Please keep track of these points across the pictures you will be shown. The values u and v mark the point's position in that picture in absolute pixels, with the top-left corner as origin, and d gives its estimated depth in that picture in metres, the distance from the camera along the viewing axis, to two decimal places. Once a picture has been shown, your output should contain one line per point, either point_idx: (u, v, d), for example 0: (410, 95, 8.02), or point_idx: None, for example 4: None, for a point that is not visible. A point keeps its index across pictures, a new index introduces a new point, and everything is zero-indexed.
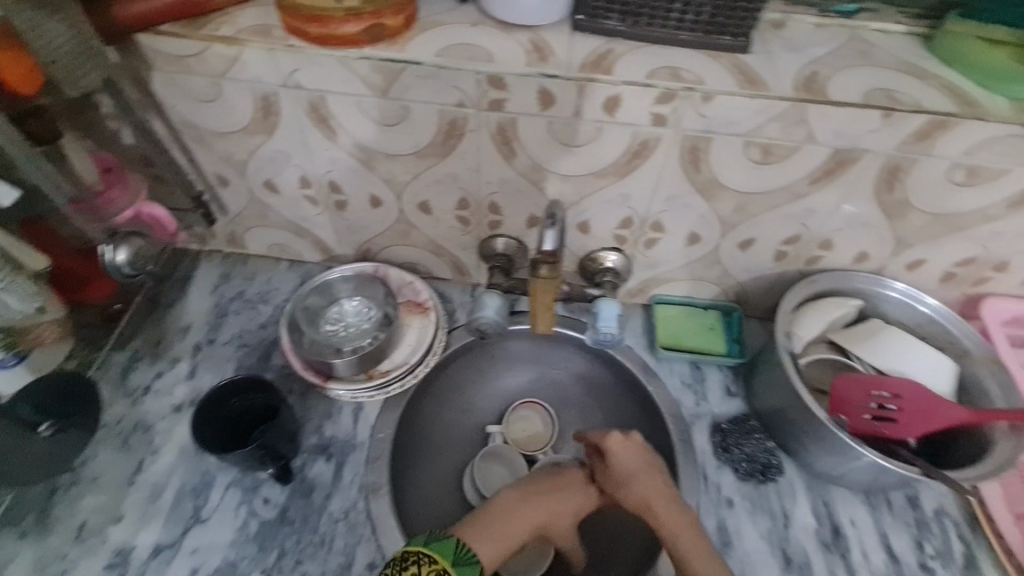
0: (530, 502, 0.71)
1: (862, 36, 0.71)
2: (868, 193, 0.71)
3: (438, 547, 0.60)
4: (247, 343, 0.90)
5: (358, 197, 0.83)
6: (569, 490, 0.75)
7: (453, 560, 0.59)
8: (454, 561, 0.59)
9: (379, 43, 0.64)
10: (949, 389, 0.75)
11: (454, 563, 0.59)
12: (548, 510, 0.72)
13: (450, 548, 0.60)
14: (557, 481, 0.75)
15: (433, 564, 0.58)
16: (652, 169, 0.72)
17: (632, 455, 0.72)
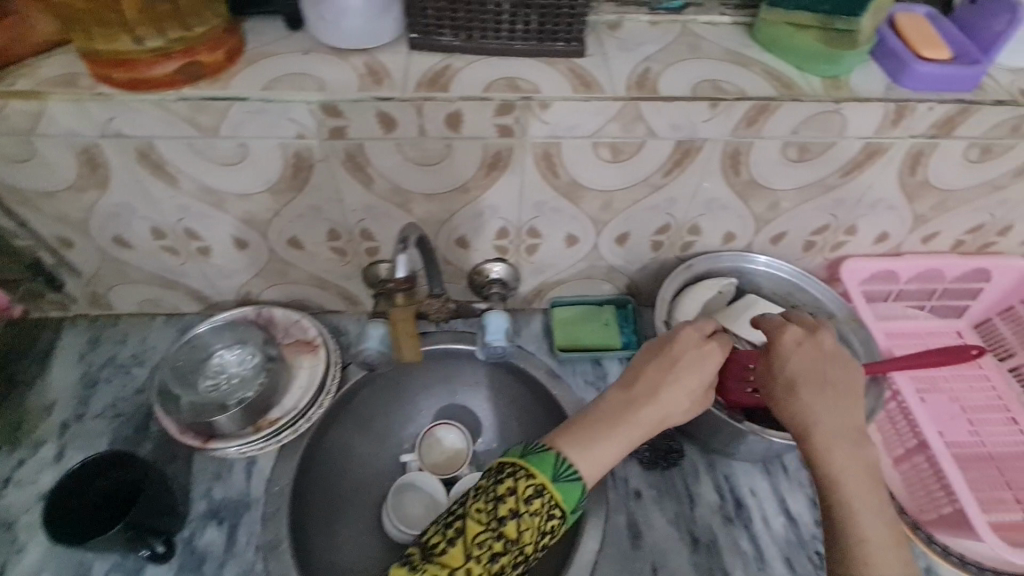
0: (627, 406, 0.66)
1: (692, 30, 0.74)
2: (718, 178, 0.74)
3: (536, 463, 0.62)
4: (122, 411, 0.83)
5: (220, 241, 0.79)
6: (686, 361, 0.68)
7: (553, 476, 0.61)
8: (554, 478, 0.61)
9: (198, 81, 0.61)
10: None
11: (554, 480, 0.61)
12: (666, 407, 0.66)
13: (550, 466, 0.62)
14: (674, 366, 0.67)
15: (531, 481, 0.60)
16: (512, 179, 0.72)
17: (803, 355, 0.64)
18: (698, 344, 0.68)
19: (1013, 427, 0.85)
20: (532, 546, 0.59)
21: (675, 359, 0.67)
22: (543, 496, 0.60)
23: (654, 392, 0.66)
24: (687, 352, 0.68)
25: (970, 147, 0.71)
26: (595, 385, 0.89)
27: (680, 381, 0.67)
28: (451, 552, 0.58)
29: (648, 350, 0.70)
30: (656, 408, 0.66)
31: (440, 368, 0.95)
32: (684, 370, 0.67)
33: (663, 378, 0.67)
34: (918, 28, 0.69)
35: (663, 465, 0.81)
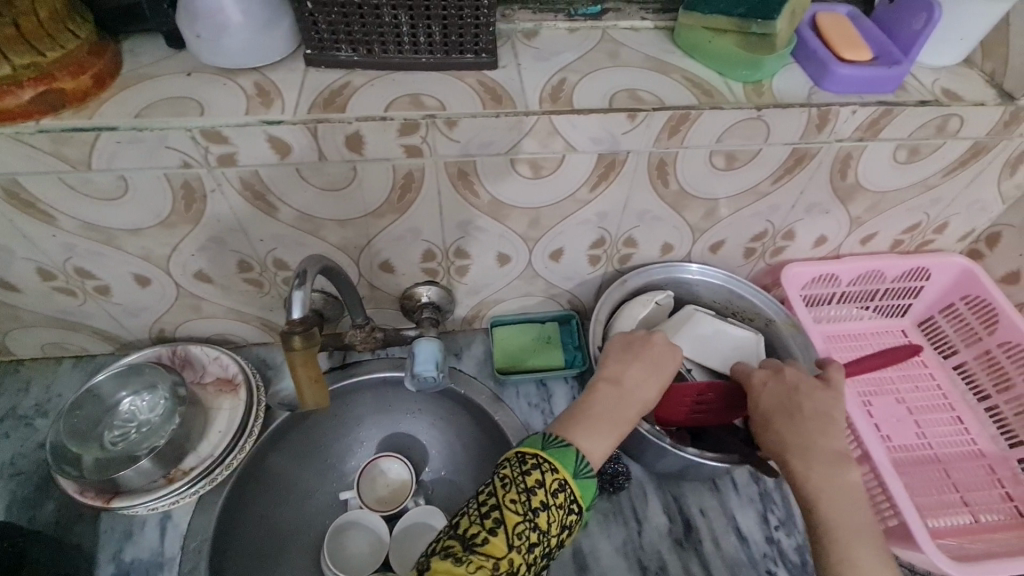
0: (621, 397, 0.63)
1: (613, 36, 0.70)
2: (648, 190, 0.71)
3: (558, 455, 0.55)
4: (20, 470, 0.76)
5: (119, 279, 0.72)
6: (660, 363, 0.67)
7: (574, 472, 0.54)
8: (575, 473, 0.54)
9: (61, 111, 0.55)
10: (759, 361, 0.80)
11: (575, 475, 0.54)
12: (650, 398, 0.64)
13: (571, 458, 0.55)
14: (654, 366, 0.66)
15: (556, 475, 0.53)
16: (429, 200, 0.67)
17: (781, 388, 0.66)
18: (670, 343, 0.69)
19: (959, 426, 0.84)
20: (555, 544, 0.52)
21: (653, 352, 0.67)
22: (567, 490, 0.53)
23: (637, 386, 0.64)
24: (661, 348, 0.67)
25: (898, 148, 0.69)
26: (539, 406, 0.85)
27: (661, 374, 0.66)
28: (492, 541, 0.49)
29: (625, 345, 0.68)
30: (643, 400, 0.63)
31: (378, 399, 0.90)
32: (668, 364, 0.66)
33: (647, 371, 0.65)
34: (839, 28, 0.67)
35: (610, 490, 0.76)
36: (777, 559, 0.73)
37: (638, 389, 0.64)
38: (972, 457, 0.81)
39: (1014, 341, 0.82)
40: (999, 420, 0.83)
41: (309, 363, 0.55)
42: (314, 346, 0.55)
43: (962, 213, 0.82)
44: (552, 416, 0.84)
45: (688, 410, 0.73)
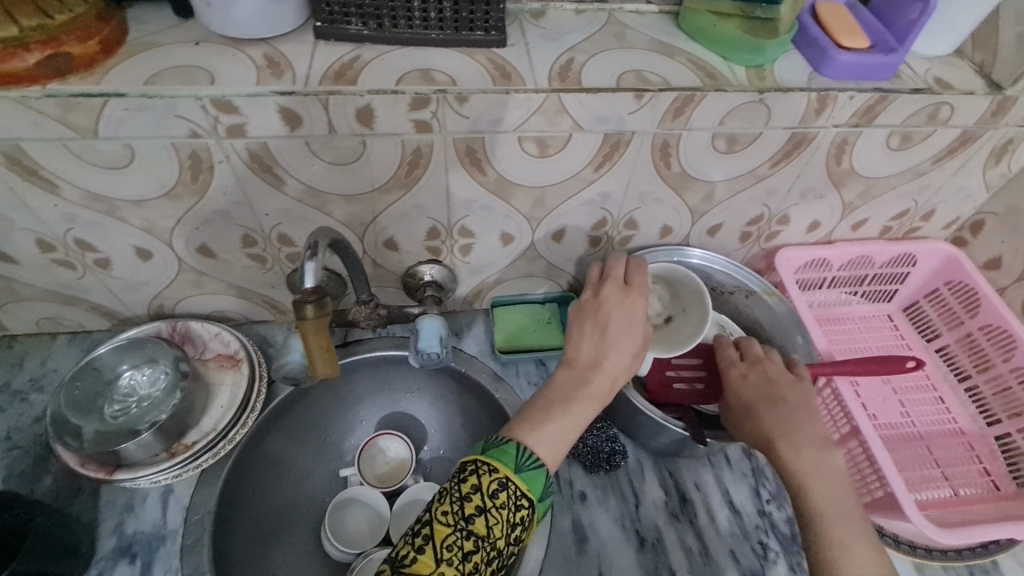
0: (580, 377, 0.64)
1: (619, 19, 0.72)
2: (651, 172, 0.72)
3: (497, 455, 0.56)
4: (17, 444, 0.75)
5: (120, 253, 0.72)
6: (620, 330, 0.67)
7: (516, 467, 0.55)
8: (517, 469, 0.55)
9: (69, 76, 0.55)
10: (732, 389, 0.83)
11: (517, 471, 0.55)
12: (614, 367, 0.65)
13: (511, 455, 0.56)
14: (608, 331, 0.67)
15: (494, 474, 0.54)
16: (437, 176, 0.68)
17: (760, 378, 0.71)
18: (622, 299, 0.69)
19: (940, 405, 0.88)
20: (504, 543, 0.53)
21: (607, 315, 0.67)
22: (508, 489, 0.54)
23: (598, 357, 0.65)
24: (614, 309, 0.68)
25: (891, 135, 0.72)
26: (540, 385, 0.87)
27: (620, 339, 0.66)
28: (421, 559, 0.50)
29: (582, 312, 0.69)
30: (604, 371, 0.65)
31: (379, 380, 0.90)
32: (626, 326, 0.67)
33: (603, 337, 0.66)
34: (838, 17, 0.69)
35: (606, 467, 0.78)
36: (768, 531, 0.76)
37: (600, 361, 0.65)
38: (951, 434, 0.85)
39: (995, 325, 0.85)
40: (978, 400, 0.87)
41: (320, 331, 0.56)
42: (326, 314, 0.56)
43: (948, 201, 0.85)
44: None
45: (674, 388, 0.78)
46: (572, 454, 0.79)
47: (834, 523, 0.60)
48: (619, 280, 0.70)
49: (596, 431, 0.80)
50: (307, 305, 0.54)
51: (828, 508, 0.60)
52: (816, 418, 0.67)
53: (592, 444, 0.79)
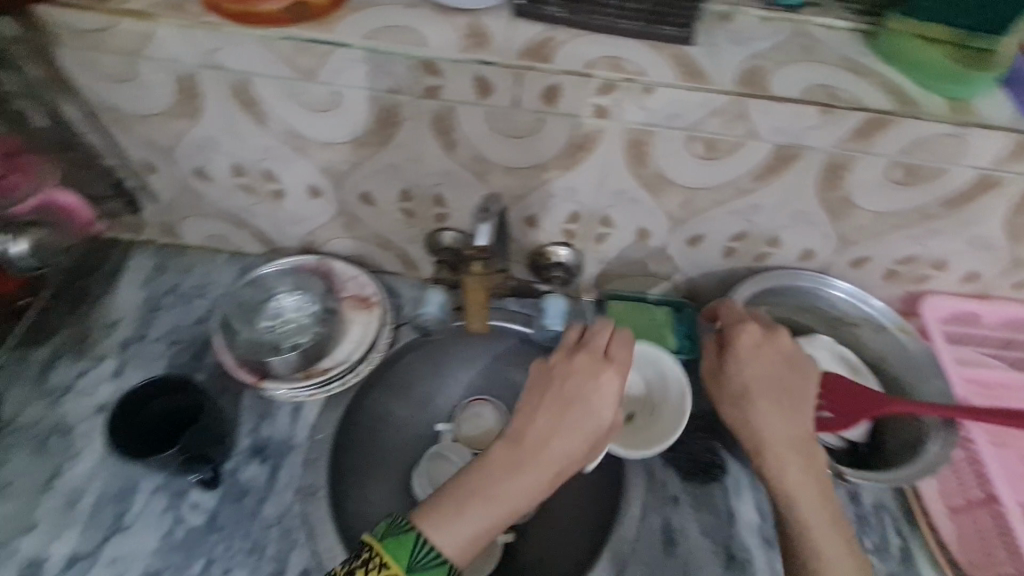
0: (518, 459, 0.58)
1: (808, 31, 0.70)
2: (812, 191, 0.71)
3: (393, 547, 0.52)
4: (180, 339, 0.85)
5: (295, 188, 0.79)
6: (587, 407, 0.61)
7: (408, 566, 0.52)
8: (409, 568, 0.51)
9: (305, 23, 0.61)
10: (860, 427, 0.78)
11: (409, 568, 0.52)
12: (558, 457, 0.58)
13: (407, 547, 0.52)
14: (571, 409, 0.60)
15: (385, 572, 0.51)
16: (599, 162, 0.70)
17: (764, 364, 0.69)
18: (593, 372, 0.62)
19: None
20: None
21: (586, 395, 0.61)
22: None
23: (546, 439, 0.59)
24: (578, 380, 0.62)
25: None
26: None
27: (568, 430, 0.59)
28: None
29: (533, 394, 0.62)
30: (540, 456, 0.58)
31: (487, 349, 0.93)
32: (591, 409, 0.60)
33: (558, 420, 0.60)
34: None
35: (703, 478, 0.79)
36: None
37: (560, 449, 0.59)
38: None
39: None
40: None
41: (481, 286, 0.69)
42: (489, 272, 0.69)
43: None
44: None
45: None
46: (670, 457, 0.80)
47: (824, 540, 0.61)
48: (596, 350, 0.64)
49: (697, 440, 0.81)
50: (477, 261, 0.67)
51: (814, 536, 0.61)
52: (796, 417, 0.67)
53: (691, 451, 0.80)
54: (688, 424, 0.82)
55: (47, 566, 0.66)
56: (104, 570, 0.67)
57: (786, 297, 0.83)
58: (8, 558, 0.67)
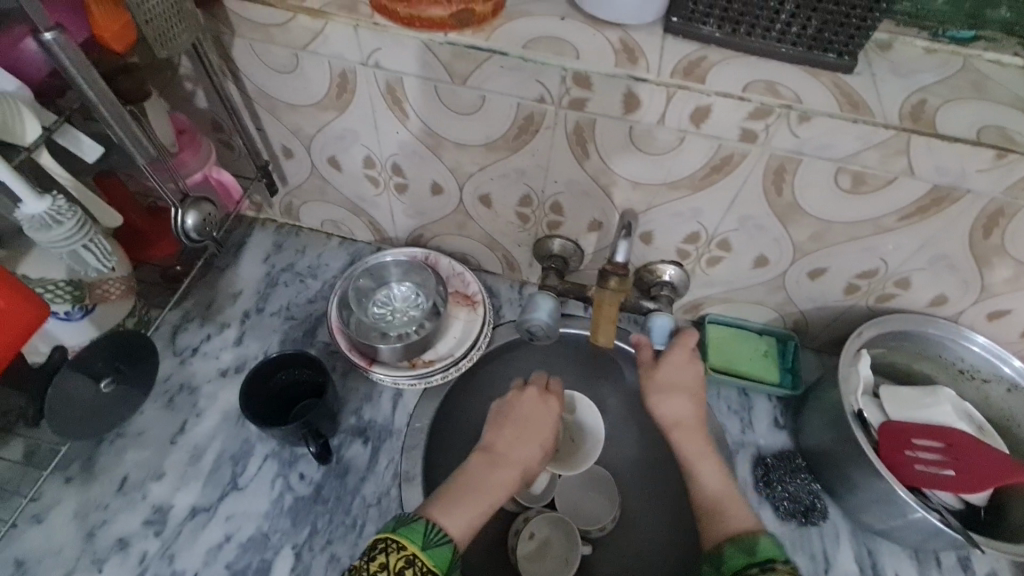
0: (493, 462, 0.69)
1: (976, 66, 0.65)
2: (963, 236, 0.66)
3: (406, 533, 0.58)
4: (294, 315, 0.89)
5: (419, 183, 0.82)
6: (533, 435, 0.73)
7: (422, 545, 0.57)
8: (423, 546, 0.57)
9: (465, 29, 0.63)
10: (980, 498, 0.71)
11: (424, 548, 0.57)
12: (521, 461, 0.71)
13: (419, 533, 0.58)
14: (507, 419, 0.74)
15: (402, 552, 0.56)
16: (733, 185, 0.68)
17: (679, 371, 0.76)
18: (538, 401, 0.76)
19: None
20: None
21: (519, 416, 0.74)
22: (414, 566, 0.56)
23: (506, 454, 0.71)
24: (529, 407, 0.75)
25: None
26: (739, 414, 0.85)
27: (528, 438, 0.73)
28: None
29: (495, 418, 0.75)
30: (506, 460, 0.70)
31: (578, 360, 0.93)
32: (519, 429, 0.73)
33: (519, 435, 0.72)
34: None
35: (801, 520, 0.75)
36: None
37: (521, 458, 0.71)
38: None
39: None
40: None
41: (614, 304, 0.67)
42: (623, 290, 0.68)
43: None
44: (750, 427, 0.83)
45: (915, 465, 0.69)
46: (767, 493, 0.77)
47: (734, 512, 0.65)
48: (539, 384, 0.78)
49: (797, 480, 0.78)
50: (613, 277, 0.66)
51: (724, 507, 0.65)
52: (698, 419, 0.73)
53: (791, 491, 0.76)
54: (788, 462, 0.79)
55: (172, 514, 0.72)
56: (221, 525, 0.71)
57: (908, 342, 0.78)
58: (138, 501, 0.72)
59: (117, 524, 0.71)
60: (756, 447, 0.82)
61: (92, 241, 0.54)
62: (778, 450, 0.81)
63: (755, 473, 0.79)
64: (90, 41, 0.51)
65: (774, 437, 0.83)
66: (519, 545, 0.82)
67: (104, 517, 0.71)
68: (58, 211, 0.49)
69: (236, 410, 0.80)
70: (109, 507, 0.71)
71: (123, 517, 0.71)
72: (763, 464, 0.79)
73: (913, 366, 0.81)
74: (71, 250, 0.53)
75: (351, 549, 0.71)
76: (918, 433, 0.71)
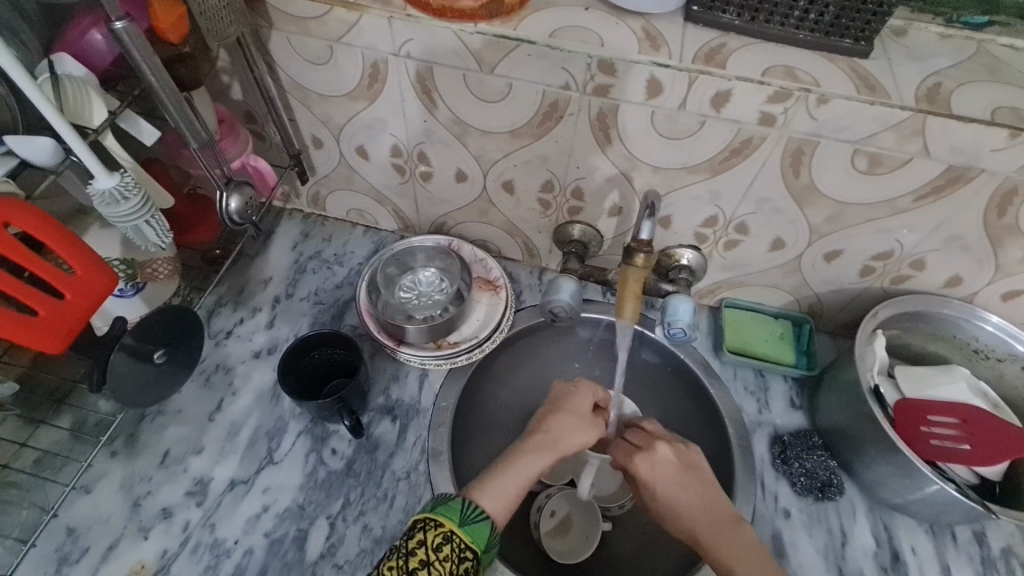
0: (530, 441, 0.72)
1: (990, 51, 0.67)
2: (977, 217, 0.68)
3: (443, 512, 0.59)
4: (322, 300, 0.92)
5: (444, 171, 0.85)
6: (565, 419, 0.75)
7: (460, 521, 0.59)
8: (461, 523, 0.58)
9: (495, 19, 0.66)
10: (996, 474, 0.72)
11: (461, 525, 0.58)
12: (559, 437, 0.73)
13: (456, 510, 0.59)
14: (548, 408, 0.77)
15: (440, 529, 0.57)
16: (752, 167, 0.70)
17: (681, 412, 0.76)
18: (571, 385, 0.79)
19: None
20: None
21: (572, 401, 0.77)
22: (452, 542, 0.57)
23: (555, 434, 0.73)
24: (566, 392, 0.78)
25: None
26: (755, 394, 0.86)
27: (563, 419, 0.75)
28: None
29: (545, 407, 0.78)
30: (546, 437, 0.72)
31: (597, 343, 0.94)
32: (571, 412, 0.76)
33: (553, 415, 0.75)
34: None
35: (817, 495, 0.77)
36: None
37: (562, 438, 0.73)
38: None
39: None
40: None
41: (638, 281, 0.68)
42: (648, 268, 0.67)
43: None
44: (767, 407, 0.85)
45: (930, 440, 0.71)
46: (784, 469, 0.79)
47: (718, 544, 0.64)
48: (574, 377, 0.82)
49: (814, 457, 0.79)
50: (638, 254, 0.66)
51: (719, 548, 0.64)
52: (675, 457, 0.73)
53: (808, 467, 0.78)
54: (805, 439, 0.80)
55: (212, 486, 0.75)
56: (258, 497, 0.75)
57: (923, 323, 0.80)
58: (179, 474, 0.75)
59: (160, 495, 0.74)
60: (773, 427, 0.84)
61: (154, 217, 0.57)
62: (795, 429, 0.83)
63: (772, 450, 0.81)
64: (152, 30, 0.56)
65: (791, 416, 0.84)
66: (541, 521, 0.84)
67: (148, 488, 0.74)
68: (126, 187, 0.53)
69: (270, 389, 0.83)
70: (153, 479, 0.75)
71: (166, 489, 0.74)
72: (780, 441, 0.81)
73: (929, 347, 0.83)
74: (135, 225, 0.56)
75: (382, 520, 0.74)
76: (934, 409, 0.73)
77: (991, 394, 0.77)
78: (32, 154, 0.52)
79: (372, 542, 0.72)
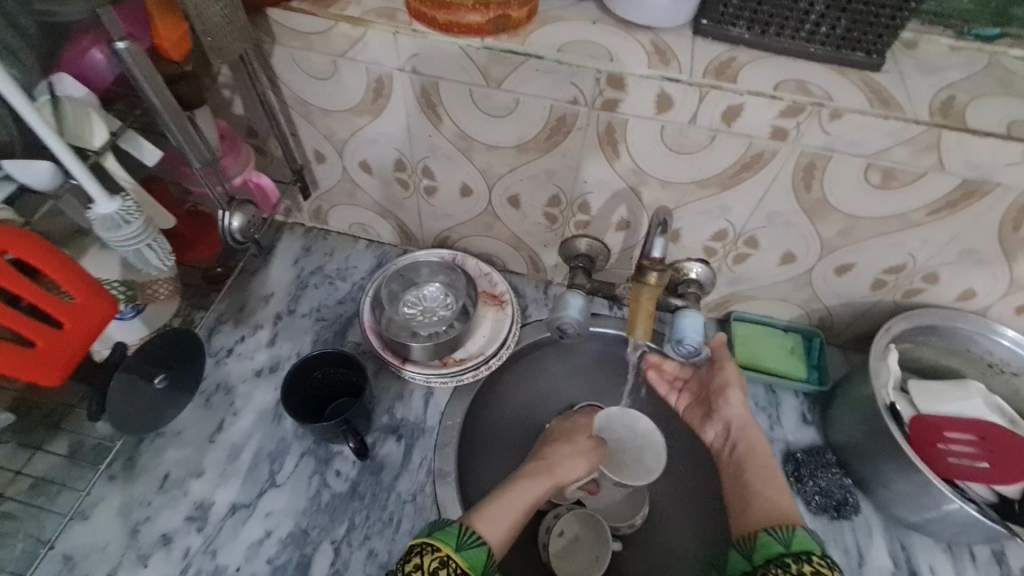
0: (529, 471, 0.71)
1: (1002, 63, 0.67)
2: (990, 231, 0.67)
3: (441, 537, 0.56)
4: (324, 317, 0.90)
5: (449, 185, 0.84)
6: (563, 448, 0.76)
7: (456, 546, 0.56)
8: (458, 547, 0.56)
9: (502, 34, 0.65)
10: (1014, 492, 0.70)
11: (458, 549, 0.56)
12: (555, 463, 0.74)
13: (453, 535, 0.57)
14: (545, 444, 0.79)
15: (436, 554, 0.54)
16: (762, 181, 0.69)
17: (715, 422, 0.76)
18: (569, 423, 0.83)
19: None
20: None
21: (570, 433, 0.79)
22: (449, 566, 0.54)
23: (553, 462, 0.73)
24: (563, 427, 0.82)
25: None
26: (767, 410, 0.85)
27: (560, 448, 0.76)
28: None
29: (544, 443, 0.79)
30: (543, 461, 0.74)
31: (604, 357, 0.93)
32: (570, 443, 0.77)
33: (546, 447, 0.77)
34: None
35: (832, 514, 0.76)
36: None
37: (559, 463, 0.74)
38: None
39: None
40: None
41: (651, 300, 0.67)
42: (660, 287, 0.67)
43: None
44: (778, 423, 0.84)
45: (948, 459, 0.70)
46: (798, 487, 0.77)
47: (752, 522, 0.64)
48: (566, 415, 0.86)
49: (828, 475, 0.78)
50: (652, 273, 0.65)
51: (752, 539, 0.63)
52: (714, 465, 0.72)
53: (822, 485, 0.76)
54: (818, 457, 0.79)
55: (213, 511, 0.73)
56: (260, 522, 0.73)
57: (937, 337, 0.79)
58: (180, 498, 0.73)
59: (160, 521, 0.72)
60: (785, 443, 0.82)
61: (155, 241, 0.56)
62: (807, 446, 0.81)
63: (785, 468, 0.79)
64: (154, 48, 0.56)
65: (803, 432, 0.83)
66: (550, 542, 0.81)
67: (147, 513, 0.72)
68: (127, 211, 0.53)
69: (272, 409, 0.81)
70: (152, 504, 0.73)
71: (166, 513, 0.72)
72: (793, 459, 0.79)
73: (942, 361, 0.82)
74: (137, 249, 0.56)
75: (388, 545, 0.72)
76: (950, 426, 0.72)
77: (1008, 408, 0.76)
78: (33, 179, 0.54)
79: (378, 568, 0.70)
